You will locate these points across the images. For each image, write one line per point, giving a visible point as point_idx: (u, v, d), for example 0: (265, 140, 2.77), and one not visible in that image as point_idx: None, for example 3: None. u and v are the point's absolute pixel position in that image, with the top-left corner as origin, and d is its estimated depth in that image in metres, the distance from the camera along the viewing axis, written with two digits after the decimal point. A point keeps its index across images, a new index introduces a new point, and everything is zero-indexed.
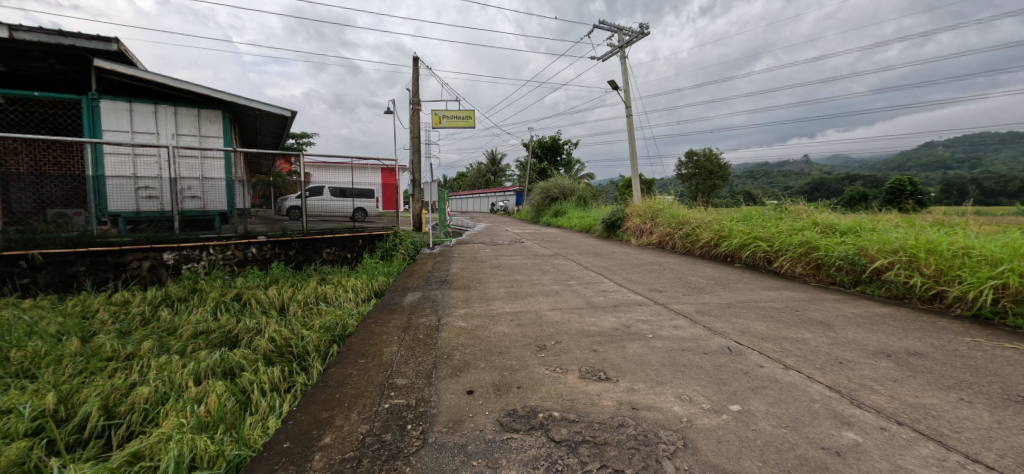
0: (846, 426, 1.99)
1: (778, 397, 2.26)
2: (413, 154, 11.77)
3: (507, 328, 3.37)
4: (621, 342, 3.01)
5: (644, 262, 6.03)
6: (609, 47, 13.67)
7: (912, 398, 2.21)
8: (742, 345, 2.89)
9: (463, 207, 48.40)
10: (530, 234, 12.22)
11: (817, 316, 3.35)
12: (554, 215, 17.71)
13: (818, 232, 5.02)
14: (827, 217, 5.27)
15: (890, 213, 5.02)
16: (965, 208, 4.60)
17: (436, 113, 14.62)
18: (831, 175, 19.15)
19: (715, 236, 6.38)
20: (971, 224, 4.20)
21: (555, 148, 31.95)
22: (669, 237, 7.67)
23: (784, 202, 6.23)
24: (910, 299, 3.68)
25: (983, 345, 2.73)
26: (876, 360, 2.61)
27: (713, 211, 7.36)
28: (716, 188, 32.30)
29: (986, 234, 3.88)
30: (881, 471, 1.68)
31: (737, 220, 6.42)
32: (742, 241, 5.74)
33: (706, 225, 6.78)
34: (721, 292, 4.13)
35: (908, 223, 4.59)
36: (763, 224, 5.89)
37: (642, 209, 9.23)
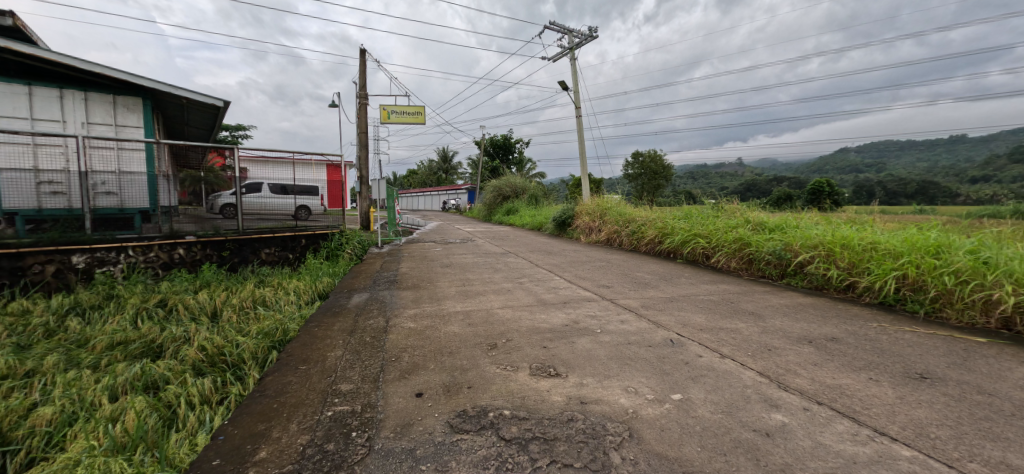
0: (774, 408, 2.21)
1: (715, 384, 2.41)
2: (360, 149, 11.35)
3: (458, 328, 3.31)
4: (570, 338, 3.04)
5: (592, 259, 6.19)
6: (559, 47, 13.91)
7: (830, 380, 2.44)
8: (684, 336, 3.02)
9: (415, 204, 47.12)
10: (481, 232, 12.23)
11: (749, 307, 3.59)
12: (505, 212, 17.85)
13: (750, 229, 5.39)
14: (757, 215, 5.67)
15: (812, 212, 5.50)
16: (873, 207, 5.12)
17: (384, 107, 14.14)
18: (761, 176, 20.84)
19: (659, 233, 6.68)
20: (878, 221, 4.68)
21: (506, 146, 32.04)
22: (616, 235, 7.93)
23: (721, 201, 6.63)
24: (827, 289, 4.05)
25: (888, 329, 3.06)
26: (800, 346, 2.83)
27: (657, 210, 7.70)
28: (661, 188, 34.02)
29: (890, 230, 4.33)
30: (803, 448, 1.90)
31: (679, 218, 6.75)
32: (684, 238, 6.04)
33: (651, 223, 7.08)
34: (664, 287, 4.32)
35: (826, 221, 5.03)
36: (702, 222, 6.24)
37: (591, 207, 9.47)
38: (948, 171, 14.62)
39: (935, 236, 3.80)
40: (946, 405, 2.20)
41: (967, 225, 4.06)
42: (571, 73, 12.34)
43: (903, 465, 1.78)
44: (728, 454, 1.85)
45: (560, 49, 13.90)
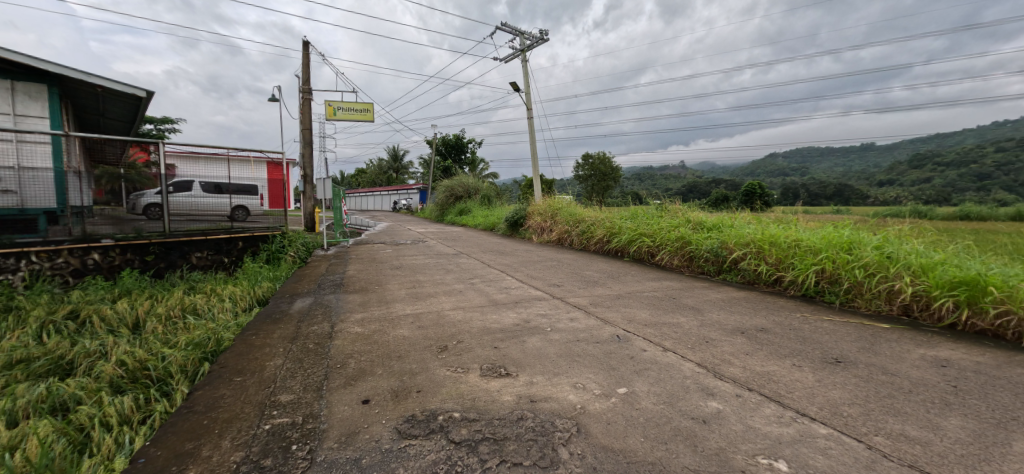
0: (710, 396, 2.35)
1: (658, 377, 2.52)
2: (305, 147, 10.80)
3: (408, 331, 3.23)
4: (521, 337, 3.06)
5: (544, 258, 6.28)
6: (511, 48, 14.00)
7: (759, 367, 2.63)
8: (630, 331, 3.14)
9: (365, 204, 45.58)
10: (434, 233, 12.08)
11: (689, 302, 3.80)
12: (458, 212, 17.77)
13: (691, 228, 5.71)
14: (697, 215, 6.02)
15: (746, 212, 5.92)
16: (797, 208, 5.60)
17: (329, 103, 13.55)
18: (700, 177, 22.24)
19: (607, 233, 6.91)
20: (801, 220, 5.12)
21: (459, 146, 31.85)
22: (567, 234, 8.12)
23: (664, 202, 6.96)
24: (758, 283, 4.37)
25: (809, 318, 3.35)
26: (734, 337, 3.03)
27: (605, 210, 7.96)
28: (611, 188, 35.33)
29: (811, 228, 4.75)
30: (735, 433, 2.05)
31: (626, 218, 7.02)
32: (630, 237, 6.28)
33: (600, 223, 7.30)
34: (611, 284, 4.48)
35: (757, 220, 5.44)
36: (647, 221, 6.53)
37: (542, 207, 9.62)
38: (858, 176, 16.34)
39: (847, 233, 4.22)
40: (856, 385, 2.46)
41: (872, 224, 4.56)
42: (524, 75, 12.48)
43: (820, 443, 1.98)
44: (669, 443, 1.95)
45: (512, 50, 14.00)
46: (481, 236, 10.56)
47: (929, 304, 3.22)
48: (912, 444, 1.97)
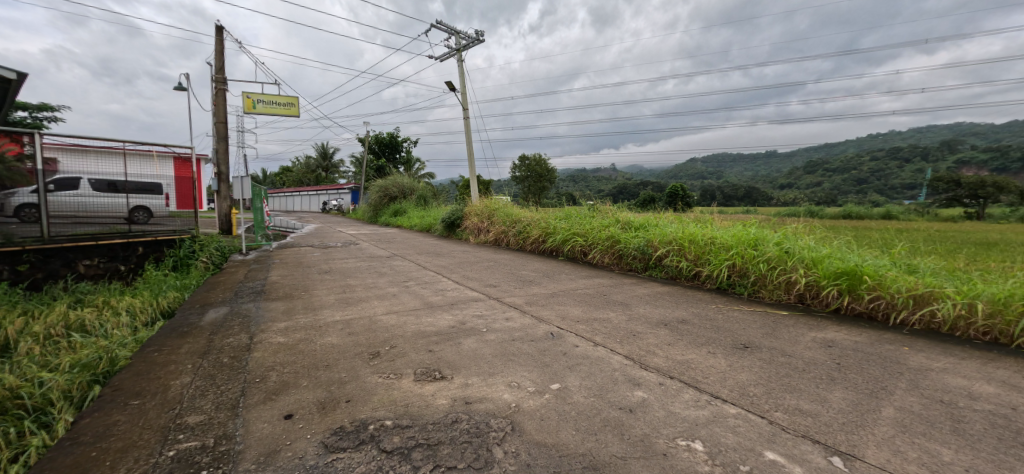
0: (637, 386, 2.50)
1: (589, 371, 2.63)
2: (220, 142, 9.86)
3: (337, 338, 3.07)
4: (456, 339, 3.04)
5: (481, 259, 6.29)
6: (447, 48, 13.86)
7: (680, 356, 2.84)
8: (563, 328, 3.24)
9: (291, 205, 42.60)
10: (367, 235, 11.62)
11: (619, 298, 4.01)
12: (393, 214, 17.29)
13: (620, 228, 6.02)
14: (626, 215, 6.36)
15: (669, 212, 6.37)
16: (713, 209, 6.14)
17: (247, 95, 12.40)
18: (629, 179, 23.51)
19: (543, 233, 7.09)
20: (716, 220, 5.62)
21: (393, 145, 30.96)
22: (504, 234, 8.21)
23: (596, 202, 7.29)
24: (680, 278, 4.72)
25: (722, 309, 3.68)
26: (658, 329, 3.24)
27: (540, 211, 8.15)
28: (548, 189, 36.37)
29: (724, 227, 5.22)
30: (658, 419, 2.19)
31: (560, 218, 7.24)
32: (564, 237, 6.50)
33: (535, 223, 7.47)
34: (546, 283, 4.60)
35: (679, 220, 5.87)
36: (580, 221, 6.80)
37: (479, 208, 9.64)
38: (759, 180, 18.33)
39: (753, 231, 4.71)
40: (760, 367, 2.74)
41: (773, 223, 5.13)
42: (461, 75, 12.40)
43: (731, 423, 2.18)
44: (598, 433, 2.04)
45: (448, 49, 13.86)
46: (417, 238, 10.35)
47: (819, 293, 3.68)
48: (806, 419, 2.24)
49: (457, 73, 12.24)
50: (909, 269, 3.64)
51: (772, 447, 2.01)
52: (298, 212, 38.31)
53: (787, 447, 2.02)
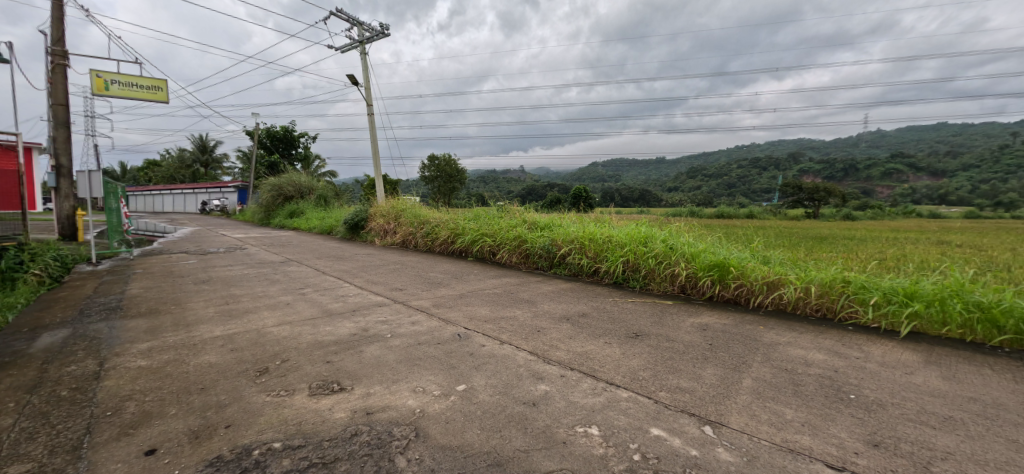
0: (540, 380, 2.62)
1: (495, 369, 2.69)
2: (58, 129, 8.13)
3: (216, 356, 2.73)
4: (358, 347, 2.89)
5: (387, 262, 6.06)
6: (348, 39, 13.08)
7: (580, 348, 3.03)
8: (470, 329, 3.27)
9: (162, 205, 36.80)
10: (258, 238, 10.50)
11: (525, 296, 4.16)
12: (288, 215, 15.91)
13: (526, 228, 6.25)
14: (532, 216, 6.62)
15: (572, 213, 6.78)
16: (611, 209, 6.68)
17: (95, 73, 10.36)
18: (537, 180, 24.36)
19: (451, 233, 7.08)
20: (613, 219, 6.12)
21: (288, 140, 28.40)
22: (412, 236, 8.03)
23: (505, 203, 7.47)
24: (582, 275, 5.06)
25: (618, 302, 4.02)
26: (560, 324, 3.42)
27: (449, 211, 8.09)
28: (458, 189, 36.51)
29: (619, 226, 5.71)
30: (559, 410, 2.32)
31: (468, 219, 7.28)
32: (473, 237, 6.55)
33: (444, 224, 7.43)
34: (454, 284, 4.59)
35: (581, 219, 6.28)
36: (488, 221, 6.93)
37: (386, 208, 9.29)
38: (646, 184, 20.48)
39: (644, 229, 5.22)
40: (648, 352, 3.05)
41: (659, 222, 5.76)
42: (365, 68, 11.78)
43: (623, 407, 2.38)
44: (503, 429, 2.09)
45: (350, 41, 13.09)
46: (316, 241, 9.62)
47: (696, 283, 4.21)
48: (685, 396, 2.54)
49: (362, 65, 11.59)
50: (763, 259, 4.33)
51: (657, 424, 2.26)
52: (170, 213, 32.97)
53: (669, 422, 2.28)
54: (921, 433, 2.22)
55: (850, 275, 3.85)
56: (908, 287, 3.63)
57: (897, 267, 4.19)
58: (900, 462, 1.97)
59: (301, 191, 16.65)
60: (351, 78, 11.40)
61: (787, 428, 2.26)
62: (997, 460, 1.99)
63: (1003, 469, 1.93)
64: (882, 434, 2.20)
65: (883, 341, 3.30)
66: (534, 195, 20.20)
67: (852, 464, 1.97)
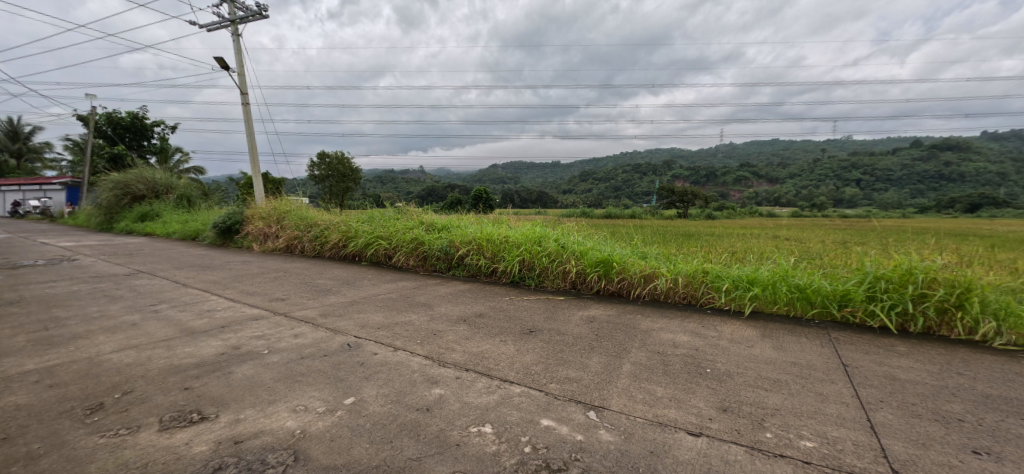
0: (434, 384, 2.61)
1: (387, 378, 2.62)
2: None
3: (27, 397, 2.23)
4: (226, 369, 2.60)
5: (268, 270, 5.50)
6: (217, 16, 11.46)
7: (476, 349, 3.10)
8: (361, 337, 3.14)
9: None
10: (95, 247, 8.71)
11: (422, 299, 4.12)
12: (137, 219, 13.49)
13: (424, 229, 6.17)
14: (429, 217, 6.56)
15: (471, 214, 6.87)
16: (508, 211, 6.91)
17: None
18: (437, 181, 24.08)
19: (343, 236, 6.67)
20: (510, 220, 6.34)
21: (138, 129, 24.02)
22: (297, 240, 7.38)
23: (402, 205, 7.28)
24: (480, 275, 5.15)
25: (514, 300, 4.19)
26: (457, 326, 3.46)
27: (339, 213, 7.61)
28: (351, 191, 34.78)
29: (516, 226, 5.93)
30: (453, 412, 2.34)
31: (362, 221, 6.94)
32: (367, 240, 6.25)
33: (335, 227, 6.97)
34: (344, 291, 4.36)
35: (479, 221, 6.40)
36: (383, 223, 6.69)
37: (266, 210, 8.40)
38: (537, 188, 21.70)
39: (538, 230, 5.50)
40: (541, 347, 3.23)
41: (553, 222, 6.12)
42: (239, 51, 10.45)
43: (515, 402, 2.49)
44: (393, 440, 2.05)
45: (219, 19, 11.48)
46: (176, 248, 8.30)
47: (585, 279, 4.57)
48: (573, 385, 2.75)
49: (235, 48, 10.27)
50: (641, 255, 4.86)
51: (547, 415, 2.40)
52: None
53: (558, 412, 2.44)
54: (756, 395, 2.70)
55: (707, 267, 4.51)
56: (749, 275, 4.37)
57: (744, 258, 5.02)
58: (742, 422, 2.38)
59: (156, 191, 14.49)
60: (222, 60, 10.05)
61: (658, 404, 2.57)
62: (808, 410, 2.52)
63: (811, 416, 2.45)
64: (731, 400, 2.63)
65: (732, 321, 3.93)
66: (438, 195, 20.19)
67: (705, 429, 2.32)
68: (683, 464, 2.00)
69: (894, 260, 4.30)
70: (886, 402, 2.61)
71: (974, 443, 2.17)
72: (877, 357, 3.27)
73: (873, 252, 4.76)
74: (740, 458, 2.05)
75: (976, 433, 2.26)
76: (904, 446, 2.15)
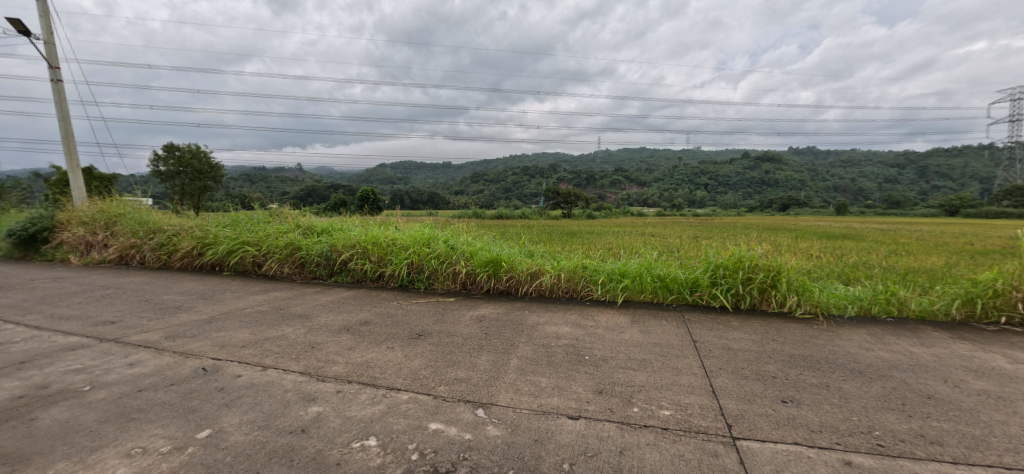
0: (311, 402, 2.44)
1: (253, 401, 2.37)
2: None
3: None
4: (26, 416, 2.10)
5: (94, 288, 4.52)
6: None
7: (360, 358, 2.99)
8: (221, 359, 2.80)
9: None
10: None
11: (298, 310, 3.81)
12: None
13: (300, 234, 5.68)
14: (308, 221, 6.07)
15: (357, 217, 6.54)
16: (397, 213, 6.75)
17: None
18: (318, 180, 22.20)
19: (198, 244, 5.79)
20: (399, 222, 6.19)
21: None
22: (134, 249, 6.18)
23: (274, 207, 6.60)
24: (366, 280, 4.93)
25: (403, 305, 4.13)
26: (338, 336, 3.29)
27: (196, 217, 6.63)
28: (209, 189, 30.14)
29: (405, 228, 5.81)
30: (332, 429, 2.21)
31: (224, 226, 6.12)
32: (230, 247, 5.52)
33: (188, 233, 6.02)
34: (199, 307, 3.81)
35: (365, 224, 6.13)
36: (251, 229, 6.00)
37: (88, 214, 6.86)
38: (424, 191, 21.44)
39: (427, 231, 5.48)
40: (430, 350, 3.25)
41: (443, 224, 6.15)
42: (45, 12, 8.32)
43: (402, 409, 2.46)
44: (259, 470, 1.86)
45: None
46: None
47: (474, 279, 4.69)
48: (461, 385, 2.82)
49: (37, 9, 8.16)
50: (527, 253, 5.16)
51: (435, 418, 2.41)
52: None
53: (447, 414, 2.46)
54: (626, 375, 3.07)
55: (584, 264, 4.97)
56: (619, 269, 4.93)
57: (617, 253, 5.64)
58: (614, 401, 2.69)
59: None
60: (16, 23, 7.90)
61: (541, 393, 2.77)
62: (667, 383, 2.95)
63: (668, 388, 2.87)
64: (608, 383, 2.95)
65: (607, 310, 4.40)
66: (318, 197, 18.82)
67: (582, 412, 2.56)
68: (564, 447, 2.19)
69: (729, 251, 5.25)
70: (723, 369, 3.19)
71: (781, 394, 2.78)
72: (717, 332, 3.96)
73: (714, 245, 5.75)
74: (612, 434, 2.32)
75: (784, 386, 2.90)
76: (735, 404, 2.66)
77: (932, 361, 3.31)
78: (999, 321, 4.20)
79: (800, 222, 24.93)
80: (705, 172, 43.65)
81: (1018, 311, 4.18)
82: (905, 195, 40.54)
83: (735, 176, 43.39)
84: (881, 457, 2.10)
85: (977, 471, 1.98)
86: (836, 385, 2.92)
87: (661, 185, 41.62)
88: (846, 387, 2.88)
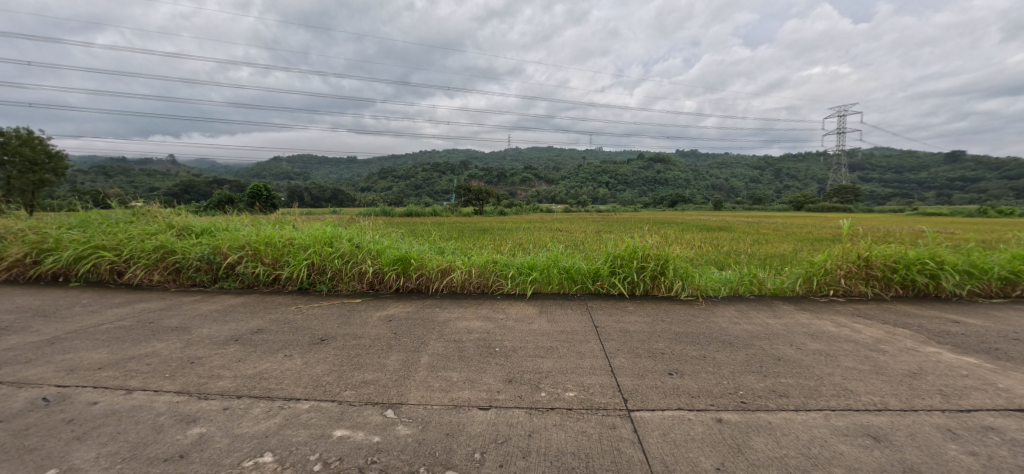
0: (192, 423, 2.21)
1: (116, 430, 2.09)
2: None
3: None
4: None
5: None
6: None
7: (252, 370, 2.78)
8: (69, 385, 2.41)
9: None
10: None
11: (173, 323, 3.39)
12: None
13: (174, 236, 5.00)
14: (184, 221, 5.37)
15: (246, 216, 5.95)
16: (295, 210, 6.27)
17: None
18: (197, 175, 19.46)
19: (30, 250, 4.78)
20: (297, 220, 5.77)
21: None
22: None
23: (139, 206, 5.72)
24: (258, 285, 4.52)
25: (302, 309, 3.89)
26: (224, 348, 3.01)
27: (28, 219, 5.45)
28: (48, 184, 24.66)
29: (303, 227, 5.44)
30: (218, 450, 2.04)
31: (69, 229, 5.14)
32: (79, 253, 4.65)
33: (15, 238, 4.95)
34: (36, 327, 3.20)
35: (256, 223, 5.61)
36: (107, 231, 5.12)
37: None
38: None
39: (329, 230, 5.21)
40: (334, 355, 3.12)
41: (347, 222, 5.86)
42: None
43: (302, 419, 2.35)
44: None
45: None
46: None
47: (382, 278, 4.58)
48: (367, 387, 2.77)
49: None
50: (437, 250, 5.17)
51: (341, 424, 2.35)
52: None
53: (353, 418, 2.41)
54: (534, 363, 3.28)
55: (492, 260, 5.14)
56: (527, 264, 5.18)
57: (526, 248, 5.91)
58: (522, 388, 2.86)
59: None
60: None
61: (452, 388, 2.83)
62: (571, 366, 3.22)
63: (572, 372, 3.14)
64: (519, 371, 3.13)
65: (516, 302, 4.61)
66: (193, 192, 16.62)
67: (490, 401, 2.68)
68: (474, 437, 2.29)
69: (626, 243, 5.80)
70: (621, 350, 3.56)
71: (668, 368, 3.20)
72: (615, 317, 4.39)
73: (613, 238, 6.30)
74: (521, 419, 2.48)
75: (670, 360, 3.34)
76: (631, 380, 2.99)
77: (782, 329, 4.06)
78: (829, 293, 5.25)
79: (686, 217, 27.08)
80: (609, 171, 47.06)
81: (841, 285, 5.28)
82: (766, 192, 48.01)
83: (633, 176, 47.41)
84: (744, 412, 2.54)
85: (813, 413, 2.50)
86: (710, 355, 3.44)
87: (571, 181, 43.89)
88: (718, 356, 3.41)
